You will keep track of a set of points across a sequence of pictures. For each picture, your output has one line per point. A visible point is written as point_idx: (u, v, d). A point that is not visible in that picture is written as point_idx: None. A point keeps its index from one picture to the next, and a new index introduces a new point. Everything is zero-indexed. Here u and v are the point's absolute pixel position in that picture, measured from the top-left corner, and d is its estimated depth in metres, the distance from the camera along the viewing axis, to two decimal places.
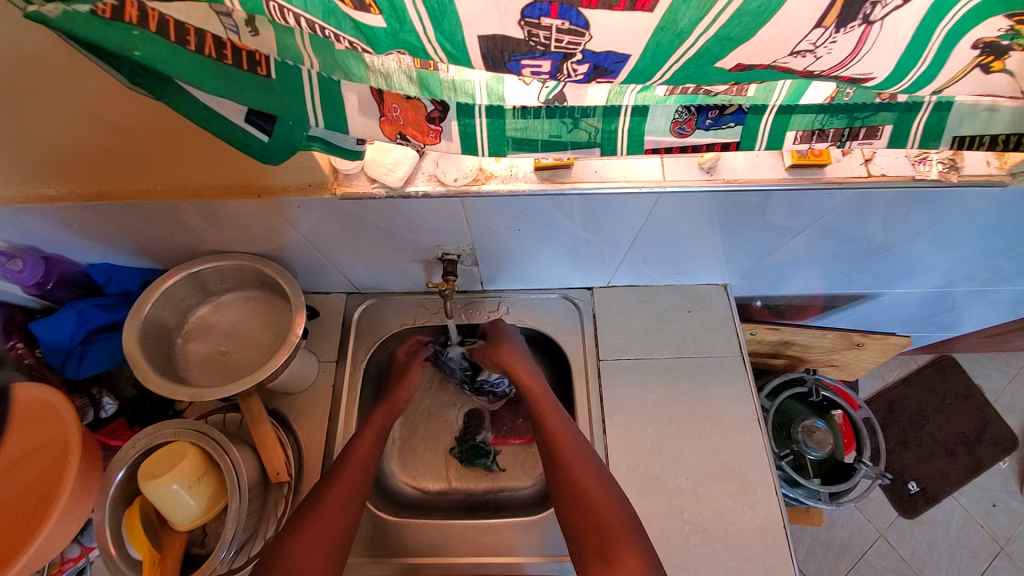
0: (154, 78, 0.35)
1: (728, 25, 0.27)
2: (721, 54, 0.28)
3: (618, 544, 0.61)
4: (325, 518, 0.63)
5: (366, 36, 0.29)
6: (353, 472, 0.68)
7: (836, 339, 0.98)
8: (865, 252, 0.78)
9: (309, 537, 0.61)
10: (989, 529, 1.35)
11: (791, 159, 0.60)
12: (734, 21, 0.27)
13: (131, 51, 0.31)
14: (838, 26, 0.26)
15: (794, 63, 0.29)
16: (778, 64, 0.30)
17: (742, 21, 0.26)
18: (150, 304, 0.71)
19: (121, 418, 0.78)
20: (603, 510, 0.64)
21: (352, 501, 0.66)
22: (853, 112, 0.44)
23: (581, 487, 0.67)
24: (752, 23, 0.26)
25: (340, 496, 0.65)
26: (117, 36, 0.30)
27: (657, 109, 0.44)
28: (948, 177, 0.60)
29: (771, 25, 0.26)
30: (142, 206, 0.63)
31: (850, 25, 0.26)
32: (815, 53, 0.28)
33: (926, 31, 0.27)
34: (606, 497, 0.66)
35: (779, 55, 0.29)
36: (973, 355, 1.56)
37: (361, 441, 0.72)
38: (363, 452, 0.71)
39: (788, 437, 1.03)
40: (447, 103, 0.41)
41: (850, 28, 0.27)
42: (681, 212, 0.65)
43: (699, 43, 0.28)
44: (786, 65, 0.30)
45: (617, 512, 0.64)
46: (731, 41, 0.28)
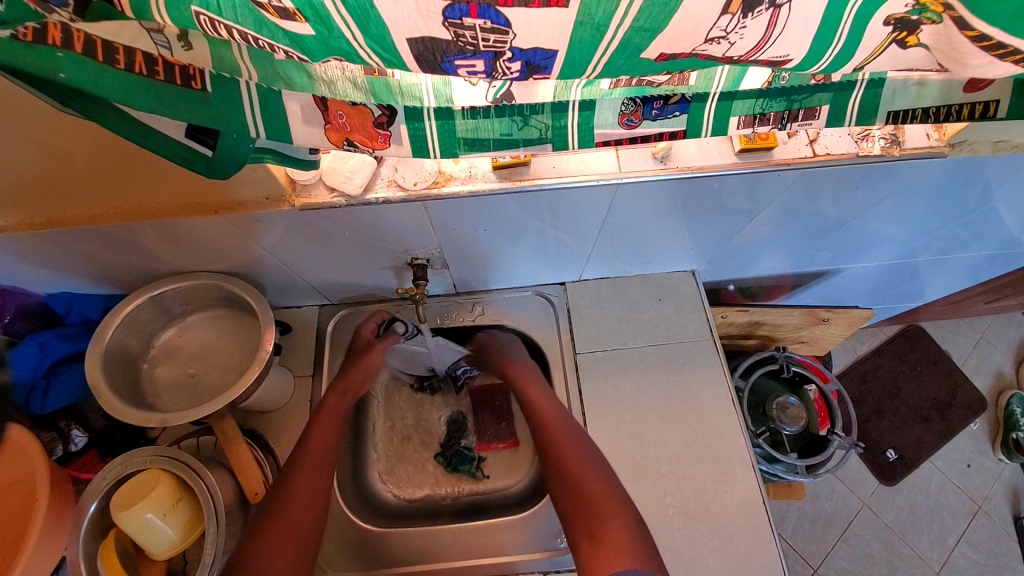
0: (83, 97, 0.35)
1: (640, 16, 0.28)
2: (641, 45, 0.30)
3: (604, 519, 0.63)
4: (287, 520, 0.62)
5: (299, 44, 0.30)
6: (311, 468, 0.66)
7: (803, 317, 1.01)
8: (823, 229, 0.80)
9: (271, 541, 0.60)
10: (966, 489, 1.41)
11: (739, 143, 0.62)
12: (645, 12, 0.28)
13: (56, 73, 0.31)
14: (745, 12, 0.28)
15: (712, 50, 0.31)
16: (698, 51, 0.31)
17: (655, 11, 0.28)
18: (112, 330, 0.69)
19: (91, 450, 0.75)
20: (591, 486, 0.66)
21: (314, 499, 0.65)
22: (791, 95, 0.46)
23: (568, 465, 0.68)
24: (661, 13, 0.28)
25: (303, 493, 0.64)
26: (40, 59, 0.31)
27: (604, 102, 0.45)
28: (891, 151, 0.63)
29: (683, 9, 0.27)
30: (96, 231, 0.61)
31: (757, 9, 0.28)
32: (728, 39, 0.29)
33: (831, 14, 0.29)
34: (593, 471, 0.67)
35: (695, 43, 0.30)
36: (939, 322, 1.62)
37: (315, 433, 0.70)
38: (320, 446, 0.69)
39: (764, 414, 1.06)
40: (394, 108, 0.42)
41: (757, 13, 0.28)
42: (641, 202, 0.67)
43: (619, 34, 0.29)
44: (705, 51, 0.31)
45: (603, 487, 0.66)
46: (648, 31, 0.29)
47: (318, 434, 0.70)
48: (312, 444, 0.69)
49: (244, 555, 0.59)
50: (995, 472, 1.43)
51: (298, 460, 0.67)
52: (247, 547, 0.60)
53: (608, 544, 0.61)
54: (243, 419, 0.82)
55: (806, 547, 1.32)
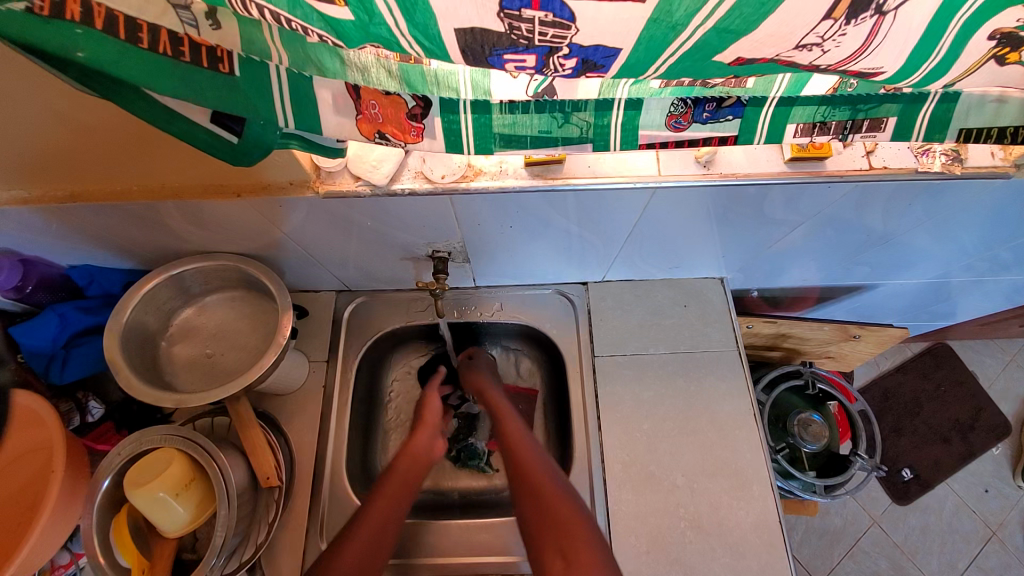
0: (104, 79, 0.33)
1: (728, 17, 0.25)
2: (721, 47, 0.27)
3: (577, 541, 0.58)
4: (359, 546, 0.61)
5: (334, 29, 0.27)
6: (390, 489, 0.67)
7: (833, 332, 0.98)
8: (866, 242, 0.76)
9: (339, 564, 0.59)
10: (982, 515, 1.36)
11: (790, 151, 0.58)
12: (735, 13, 0.25)
13: (74, 52, 0.30)
14: (849, 18, 0.25)
15: (799, 57, 0.28)
16: (782, 58, 0.29)
17: (746, 12, 0.25)
18: (131, 308, 0.69)
19: (108, 422, 0.76)
20: (559, 506, 0.62)
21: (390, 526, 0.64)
22: (856, 103, 0.42)
23: (543, 494, 0.63)
24: (755, 14, 0.25)
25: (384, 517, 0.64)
26: (59, 35, 0.29)
27: (652, 102, 0.42)
28: (952, 169, 0.58)
29: (778, 12, 0.25)
30: (118, 207, 0.61)
31: (861, 16, 0.25)
32: (822, 46, 0.27)
33: (935, 34, 0.27)
34: (561, 493, 0.64)
35: (783, 48, 0.27)
36: (969, 342, 1.55)
37: (404, 466, 0.70)
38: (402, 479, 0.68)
39: (783, 430, 1.03)
40: (430, 99, 0.39)
41: (861, 19, 0.26)
42: (677, 207, 0.64)
43: (697, 35, 0.26)
44: (790, 58, 0.28)
45: (572, 509, 0.62)
46: (731, 33, 0.26)
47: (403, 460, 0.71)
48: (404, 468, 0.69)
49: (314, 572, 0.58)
50: (1016, 500, 1.38)
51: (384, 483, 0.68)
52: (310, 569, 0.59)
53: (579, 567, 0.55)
54: (256, 401, 0.82)
55: (812, 561, 1.30)
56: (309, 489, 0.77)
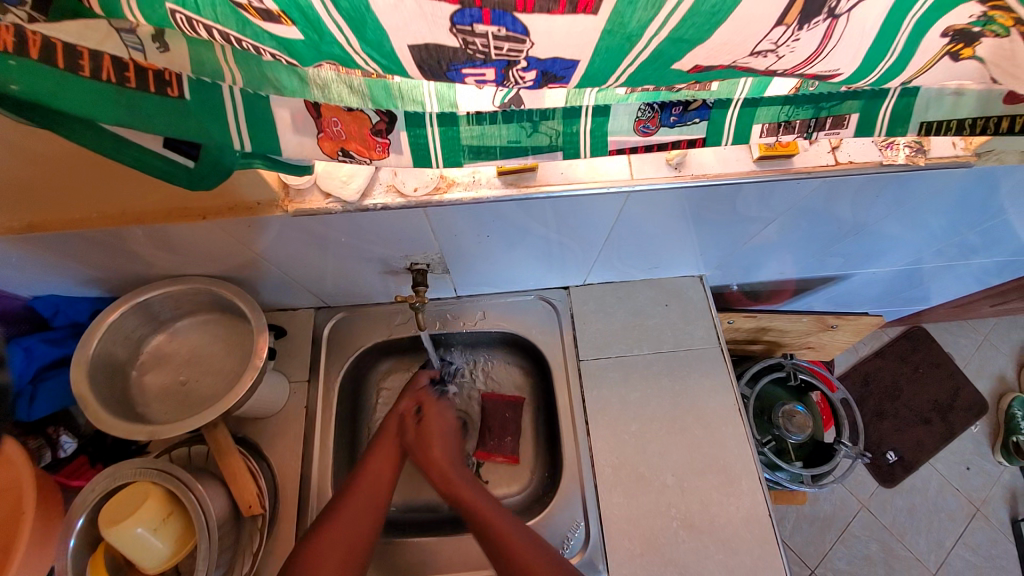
0: (43, 111, 0.31)
1: (681, 27, 0.25)
2: (677, 56, 0.27)
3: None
4: (349, 513, 0.64)
5: (287, 47, 0.27)
6: (346, 522, 0.63)
7: (812, 323, 0.99)
8: (839, 233, 0.77)
9: (330, 536, 0.61)
10: (964, 492, 1.40)
11: (758, 151, 0.59)
12: (688, 22, 0.25)
13: (7, 85, 0.28)
14: (802, 23, 0.25)
15: (755, 62, 0.28)
16: (739, 64, 0.29)
17: (698, 21, 0.25)
18: (96, 341, 0.66)
19: (82, 456, 0.73)
20: (530, 556, 0.61)
21: (377, 493, 0.67)
22: (819, 102, 0.43)
23: (524, 564, 0.60)
24: (707, 24, 0.25)
25: (366, 493, 0.66)
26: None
27: (619, 108, 0.42)
28: (917, 161, 0.60)
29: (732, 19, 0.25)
30: (79, 235, 0.58)
31: (814, 21, 0.26)
32: (777, 52, 0.27)
33: (890, 31, 0.27)
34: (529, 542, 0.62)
35: (739, 55, 0.28)
36: (943, 324, 1.59)
37: (381, 447, 0.72)
38: (381, 463, 0.70)
39: (769, 422, 1.03)
40: (394, 113, 0.39)
41: (815, 24, 0.26)
42: (651, 209, 0.64)
43: (652, 45, 0.26)
44: (748, 64, 0.29)
45: (541, 557, 0.61)
46: (686, 42, 0.26)
47: (358, 490, 0.66)
48: (381, 445, 0.72)
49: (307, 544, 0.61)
50: (995, 475, 1.42)
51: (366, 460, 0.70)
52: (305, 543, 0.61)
53: None
54: (236, 426, 0.80)
55: (804, 549, 1.31)
56: (295, 515, 0.75)
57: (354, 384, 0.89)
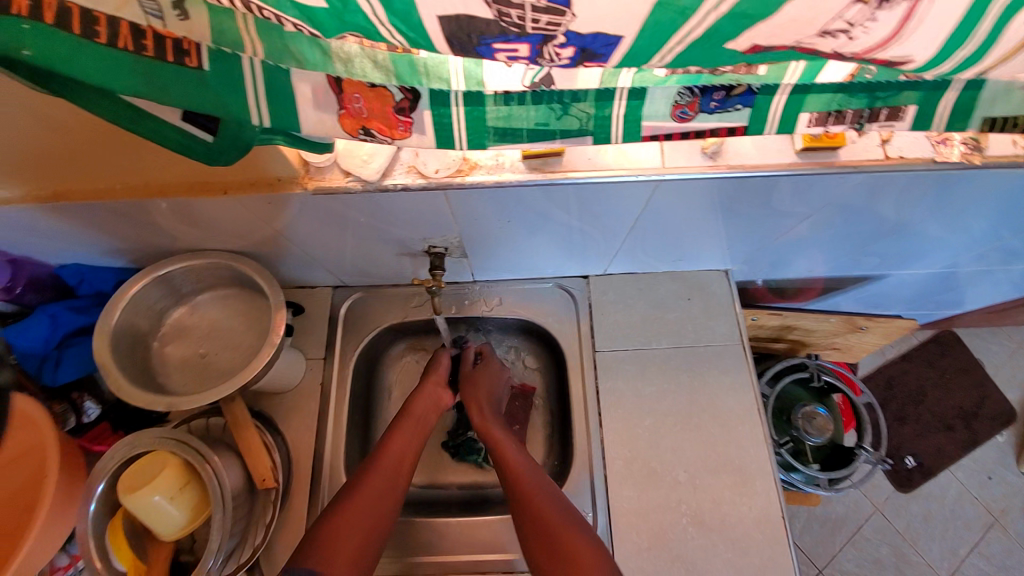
0: (59, 77, 0.31)
1: (744, 1, 0.23)
2: (734, 33, 0.25)
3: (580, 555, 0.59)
4: (369, 490, 0.65)
5: (309, 16, 0.25)
6: (362, 510, 0.63)
7: (839, 324, 0.96)
8: (878, 232, 0.73)
9: (350, 514, 0.62)
10: (984, 501, 1.35)
11: (802, 142, 0.56)
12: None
13: (20, 50, 0.28)
14: (881, 1, 0.23)
15: (823, 44, 0.26)
16: (803, 45, 0.26)
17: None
18: (118, 312, 0.67)
19: (104, 423, 0.75)
20: (557, 527, 0.62)
21: (398, 471, 0.68)
22: (875, 91, 0.39)
23: (536, 510, 0.63)
24: None
25: (386, 470, 0.67)
26: (2, 31, 0.27)
27: (657, 92, 0.39)
28: (971, 159, 0.56)
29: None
30: (103, 206, 0.59)
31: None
32: (849, 33, 0.25)
33: (977, 15, 0.24)
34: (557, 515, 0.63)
35: (806, 34, 0.25)
36: (976, 330, 1.53)
37: (402, 426, 0.72)
38: (402, 444, 0.70)
39: (787, 423, 1.01)
40: (418, 90, 0.37)
41: (895, 3, 0.23)
42: (680, 200, 0.61)
43: (709, 20, 0.24)
44: (813, 46, 0.26)
45: (569, 525, 0.62)
46: (747, 19, 0.24)
47: (375, 476, 0.66)
48: (404, 423, 0.73)
49: (328, 521, 0.62)
50: (1018, 487, 1.37)
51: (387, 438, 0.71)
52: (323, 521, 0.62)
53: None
54: (252, 399, 0.81)
55: (813, 549, 1.30)
56: (308, 489, 0.76)
57: (367, 365, 0.89)
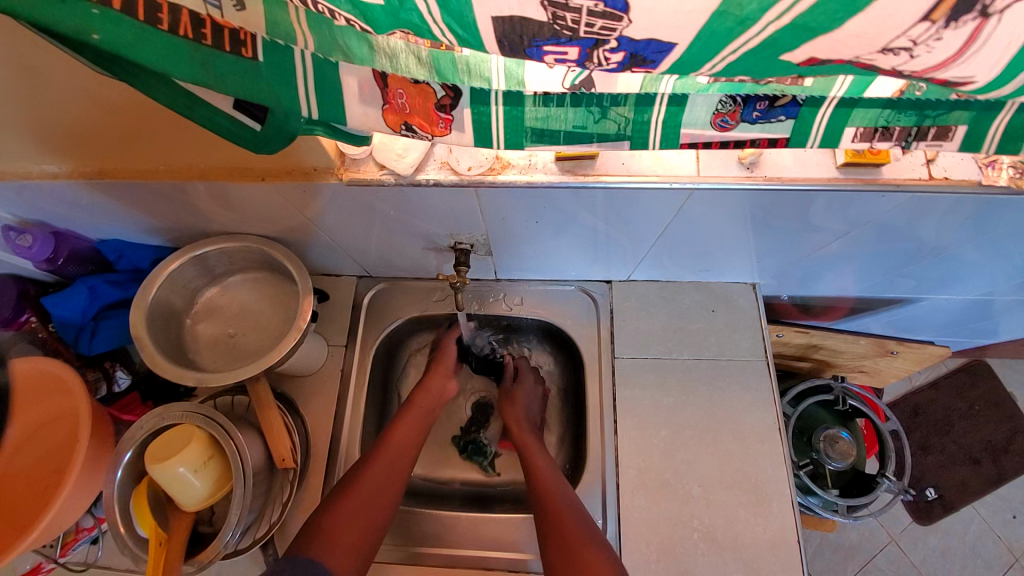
0: (121, 61, 0.33)
1: (808, 14, 0.23)
2: (791, 46, 0.25)
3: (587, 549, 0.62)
4: (371, 479, 0.66)
5: (363, 14, 0.26)
6: (366, 495, 0.64)
7: (869, 346, 0.93)
8: (916, 254, 0.71)
9: (351, 505, 0.63)
10: (1008, 541, 1.29)
11: (843, 157, 0.54)
12: (816, 9, 0.23)
13: (89, 33, 0.29)
14: (949, 21, 0.22)
15: (882, 60, 0.25)
16: (861, 59, 0.26)
17: (831, 8, 0.22)
18: (155, 289, 0.69)
19: (134, 393, 0.78)
20: (570, 520, 0.65)
21: (401, 459, 0.69)
22: (925, 108, 0.38)
23: (556, 508, 0.67)
24: (839, 12, 0.22)
25: (389, 460, 0.68)
26: (74, 15, 0.28)
27: (698, 98, 0.39)
28: (1021, 184, 0.53)
29: (872, 9, 0.22)
30: (146, 185, 0.61)
31: (962, 19, 0.22)
32: (911, 51, 0.24)
33: None
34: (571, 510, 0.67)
35: (866, 51, 0.25)
36: (1011, 362, 1.46)
37: (406, 420, 0.74)
38: (403, 439, 0.72)
39: (808, 444, 0.98)
40: (460, 88, 0.38)
41: (962, 23, 0.23)
42: (713, 210, 0.60)
43: (766, 32, 0.24)
44: (871, 61, 0.26)
45: (578, 523, 0.65)
46: (806, 31, 0.24)
47: (380, 462, 0.68)
48: (408, 416, 0.75)
49: (328, 510, 0.63)
50: None
51: (392, 428, 0.73)
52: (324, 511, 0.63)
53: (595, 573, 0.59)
54: (275, 381, 0.83)
55: None
56: (323, 472, 0.78)
57: (386, 358, 0.91)
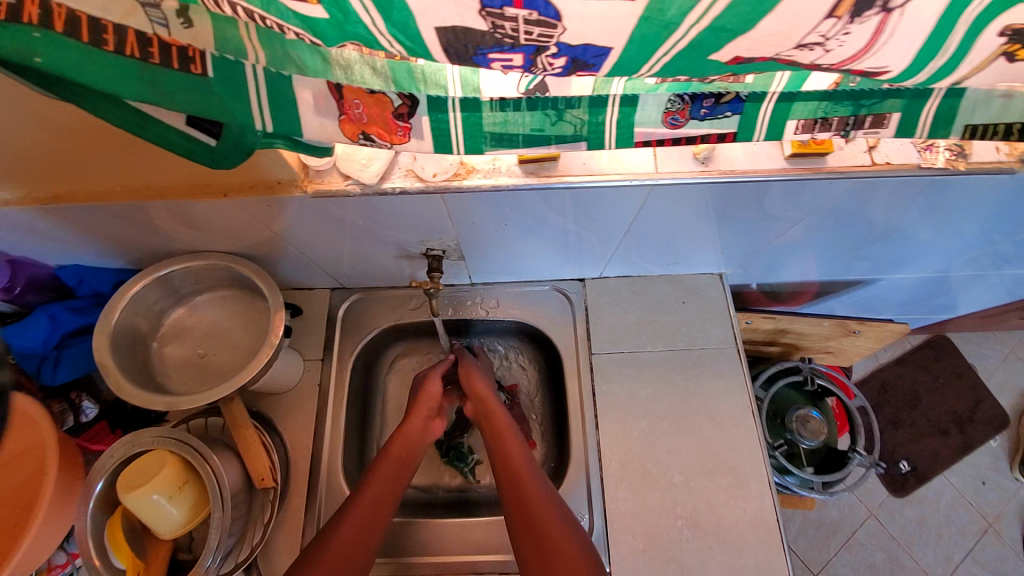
0: (66, 82, 0.32)
1: (724, 16, 0.24)
2: (716, 46, 0.26)
3: (549, 524, 0.63)
4: (369, 500, 0.65)
5: (310, 27, 0.27)
6: (365, 514, 0.64)
7: (832, 328, 0.97)
8: (868, 236, 0.74)
9: (351, 527, 0.63)
10: (978, 507, 1.35)
11: (790, 148, 0.57)
12: (731, 11, 0.24)
13: (32, 57, 0.29)
14: (853, 16, 0.24)
15: (800, 56, 0.27)
16: (782, 56, 0.28)
17: (743, 10, 0.24)
18: (119, 311, 0.68)
19: (102, 422, 0.75)
20: (533, 492, 0.66)
21: (400, 476, 0.69)
22: (859, 99, 0.41)
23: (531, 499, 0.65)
24: (753, 13, 0.24)
25: (388, 476, 0.68)
26: (15, 39, 0.28)
27: (648, 98, 0.40)
28: (956, 165, 0.57)
29: (780, 9, 0.24)
30: (104, 208, 0.60)
31: (866, 14, 0.25)
32: (825, 45, 0.26)
33: (943, 30, 0.26)
34: (535, 481, 0.67)
35: (784, 47, 0.27)
36: (968, 335, 1.53)
37: (401, 433, 0.72)
38: (400, 454, 0.71)
39: (782, 426, 1.02)
40: (416, 97, 0.38)
41: (866, 17, 0.25)
42: (674, 205, 0.62)
43: (690, 35, 0.25)
44: (791, 57, 0.28)
45: (541, 494, 0.66)
46: (726, 32, 0.25)
47: (376, 482, 0.67)
48: (405, 430, 0.73)
49: (327, 533, 0.63)
50: (1012, 492, 1.37)
51: (389, 445, 0.71)
52: (328, 533, 0.62)
53: (552, 547, 0.61)
54: (250, 400, 0.81)
55: (808, 553, 1.30)
56: (305, 489, 0.77)
57: (365, 370, 0.90)
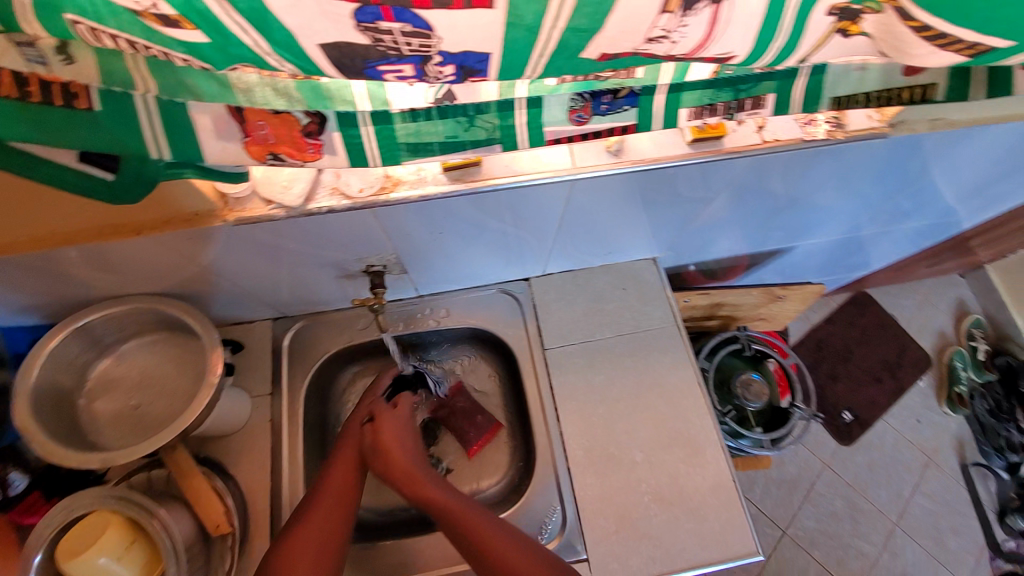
0: None
1: (576, 17, 0.27)
2: (580, 45, 0.29)
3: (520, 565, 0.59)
4: (311, 528, 0.62)
5: (195, 51, 0.27)
6: (312, 539, 0.61)
7: (761, 295, 1.04)
8: (776, 207, 0.81)
9: (297, 548, 0.60)
10: (918, 444, 1.48)
11: (691, 133, 0.62)
12: (580, 12, 0.27)
13: None
14: (685, 10, 0.28)
15: (654, 49, 0.31)
16: (642, 51, 0.31)
17: (590, 10, 0.27)
18: (37, 369, 0.63)
19: (36, 491, 0.68)
20: (493, 535, 0.61)
21: (343, 502, 0.65)
22: (737, 84, 0.45)
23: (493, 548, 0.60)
24: (597, 13, 0.27)
25: (333, 501, 0.65)
26: None
27: (552, 99, 0.43)
28: (836, 135, 0.64)
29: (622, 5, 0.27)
30: (6, 261, 0.56)
31: (697, 6, 0.28)
32: (670, 37, 0.30)
33: (773, 15, 0.30)
34: (492, 524, 0.62)
35: (636, 41, 0.29)
36: (887, 288, 1.66)
37: (341, 458, 0.70)
38: (342, 479, 0.67)
39: (729, 393, 1.08)
40: (324, 113, 0.39)
41: (698, 10, 0.28)
42: (598, 196, 0.66)
43: (555, 34, 0.28)
44: (648, 51, 0.31)
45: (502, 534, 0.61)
46: (584, 31, 0.28)
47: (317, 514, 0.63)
48: (342, 459, 0.70)
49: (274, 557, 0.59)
50: (943, 425, 1.50)
51: (325, 480, 0.67)
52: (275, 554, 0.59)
53: None
54: (197, 446, 0.78)
55: (774, 511, 1.38)
56: (266, 529, 0.74)
57: (319, 397, 0.88)
